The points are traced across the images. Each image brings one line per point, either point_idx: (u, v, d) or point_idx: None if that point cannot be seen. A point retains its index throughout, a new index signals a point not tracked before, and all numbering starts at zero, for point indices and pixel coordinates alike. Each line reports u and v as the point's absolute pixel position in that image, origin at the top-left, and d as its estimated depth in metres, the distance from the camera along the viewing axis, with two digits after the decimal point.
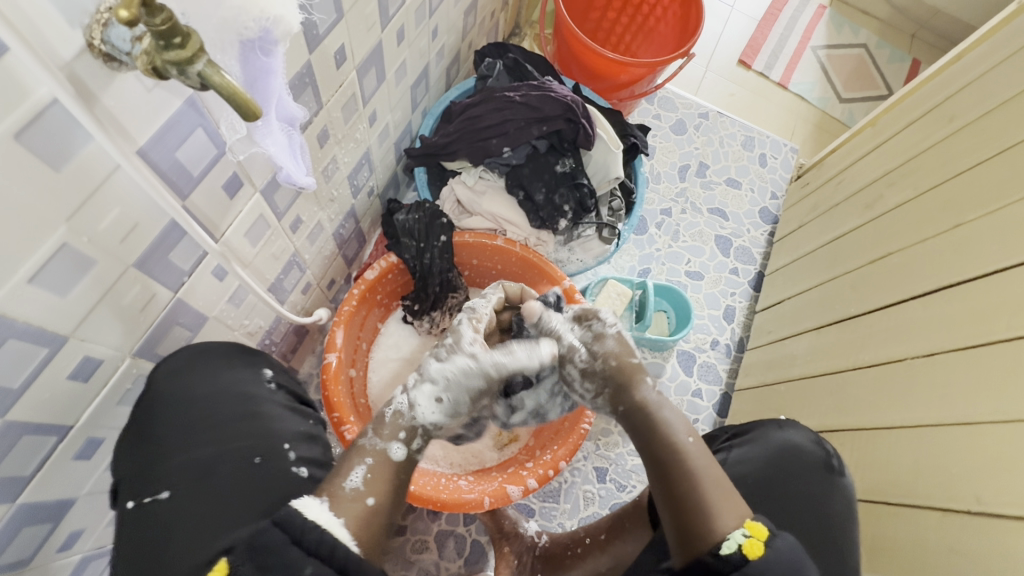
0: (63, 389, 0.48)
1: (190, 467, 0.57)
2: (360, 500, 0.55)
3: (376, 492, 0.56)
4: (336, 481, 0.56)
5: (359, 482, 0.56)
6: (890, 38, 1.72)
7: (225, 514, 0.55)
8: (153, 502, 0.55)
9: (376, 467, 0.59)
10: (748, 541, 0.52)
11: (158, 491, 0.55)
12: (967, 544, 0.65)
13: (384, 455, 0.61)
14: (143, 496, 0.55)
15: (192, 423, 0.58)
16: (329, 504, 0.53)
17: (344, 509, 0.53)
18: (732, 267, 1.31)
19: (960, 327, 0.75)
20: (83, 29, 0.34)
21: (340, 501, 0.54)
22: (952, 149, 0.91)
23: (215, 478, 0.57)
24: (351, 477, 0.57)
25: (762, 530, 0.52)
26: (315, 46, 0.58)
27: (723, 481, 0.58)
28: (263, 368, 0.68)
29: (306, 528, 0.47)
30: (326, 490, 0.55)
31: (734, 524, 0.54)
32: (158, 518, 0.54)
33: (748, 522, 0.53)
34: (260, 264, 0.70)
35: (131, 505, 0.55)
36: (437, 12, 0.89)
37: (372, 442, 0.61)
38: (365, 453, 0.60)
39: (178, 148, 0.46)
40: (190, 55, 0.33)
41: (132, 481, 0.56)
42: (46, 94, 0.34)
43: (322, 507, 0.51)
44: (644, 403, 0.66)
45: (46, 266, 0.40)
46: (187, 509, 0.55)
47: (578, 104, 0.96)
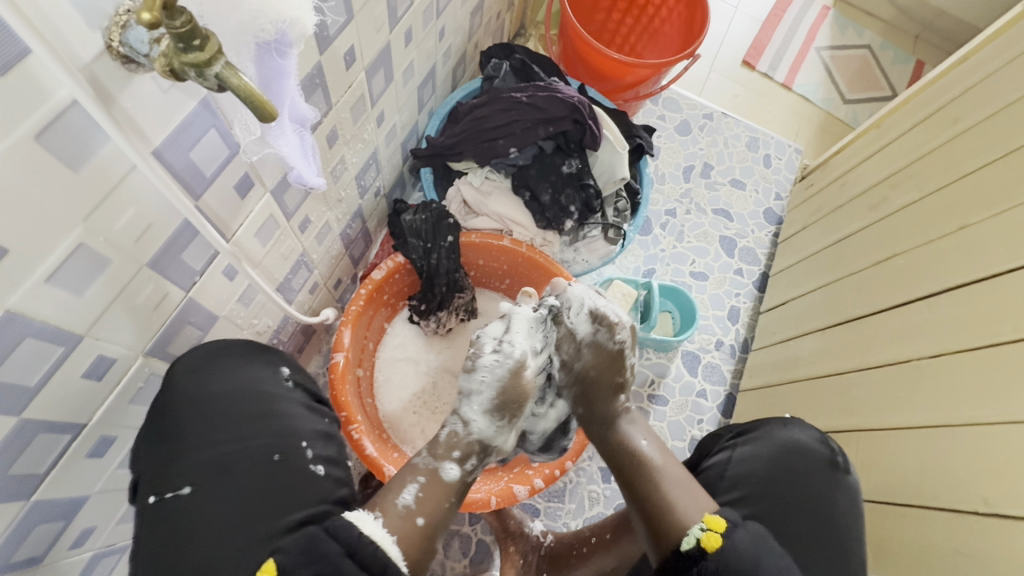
0: (77, 388, 0.48)
1: (210, 462, 0.56)
2: (411, 519, 0.59)
3: (426, 512, 0.60)
4: (387, 498, 0.60)
5: (411, 500, 0.60)
6: (894, 39, 1.72)
7: (246, 509, 0.55)
8: (172, 498, 0.55)
9: (428, 487, 0.62)
10: (706, 534, 0.59)
11: (177, 488, 0.55)
12: (973, 545, 0.65)
13: (436, 475, 0.64)
14: (164, 491, 0.55)
15: (206, 421, 0.58)
16: (381, 519, 0.57)
17: (396, 525, 0.57)
18: (737, 267, 1.31)
19: (966, 328, 0.75)
20: (101, 32, 0.35)
21: (391, 518, 0.58)
22: (958, 150, 0.91)
23: (236, 473, 0.56)
24: (403, 495, 0.61)
25: (720, 524, 0.59)
26: (325, 47, 0.58)
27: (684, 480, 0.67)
28: (280, 366, 0.67)
29: (361, 540, 0.51)
30: (377, 505, 0.59)
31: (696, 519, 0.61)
32: (179, 513, 0.54)
33: (708, 518, 0.60)
34: (269, 264, 0.71)
35: (151, 500, 0.55)
36: (444, 14, 0.90)
37: (426, 462, 0.65)
38: (418, 471, 0.64)
39: (191, 149, 0.46)
40: (208, 57, 0.33)
41: (153, 476, 0.56)
42: (66, 96, 0.34)
43: (375, 522, 0.55)
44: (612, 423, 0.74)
45: (62, 266, 0.41)
46: (207, 504, 0.54)
47: (584, 105, 0.96)
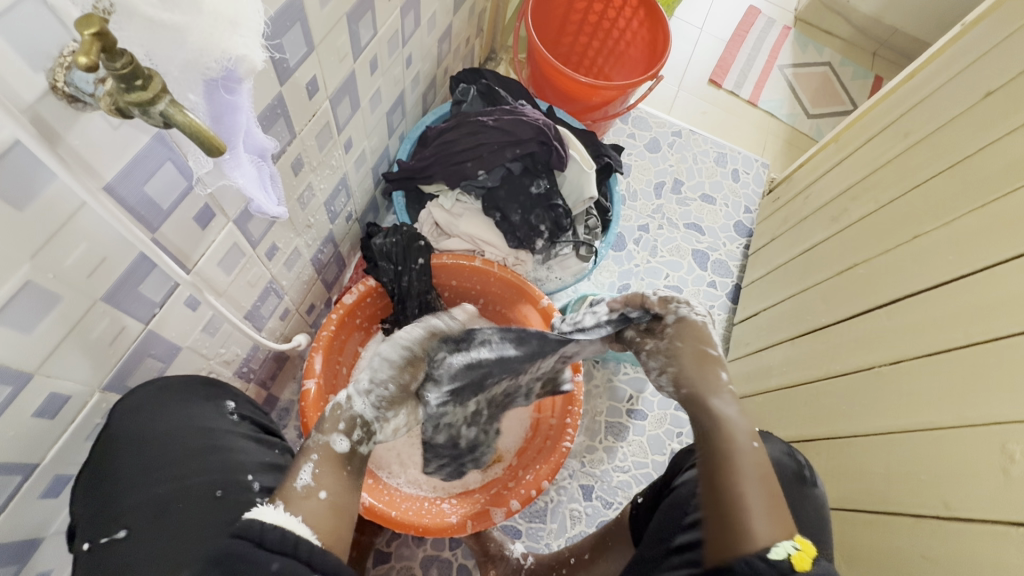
0: (28, 427, 0.47)
1: (150, 503, 0.55)
2: (312, 495, 0.54)
3: (327, 486, 0.56)
4: (286, 486, 0.54)
5: (308, 479, 0.55)
6: (853, 56, 1.79)
7: (185, 550, 0.53)
8: (107, 543, 0.53)
9: (323, 461, 0.58)
10: (798, 553, 0.48)
11: (113, 531, 0.54)
12: (936, 549, 0.66)
13: (328, 449, 0.60)
14: (99, 536, 0.54)
15: (149, 458, 0.57)
16: (283, 507, 0.51)
17: (302, 508, 0.52)
18: (710, 280, 1.33)
19: (924, 334, 0.78)
20: (46, 73, 0.35)
21: (293, 503, 0.52)
22: (910, 162, 0.94)
23: (174, 514, 0.55)
24: (300, 475, 0.56)
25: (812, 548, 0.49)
26: (286, 78, 0.59)
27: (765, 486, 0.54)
28: (225, 401, 0.67)
29: (266, 529, 0.47)
30: (279, 496, 0.53)
31: (785, 534, 0.49)
32: (118, 561, 0.52)
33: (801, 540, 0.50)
34: (234, 292, 0.70)
35: (86, 547, 0.53)
36: (410, 41, 0.92)
37: (316, 438, 0.61)
38: (310, 451, 0.59)
39: (146, 182, 0.47)
40: (152, 95, 0.34)
41: (90, 520, 0.54)
42: (8, 136, 0.35)
43: (278, 510, 0.50)
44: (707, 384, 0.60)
45: (8, 305, 0.40)
46: (145, 546, 0.53)
47: (549, 127, 0.98)
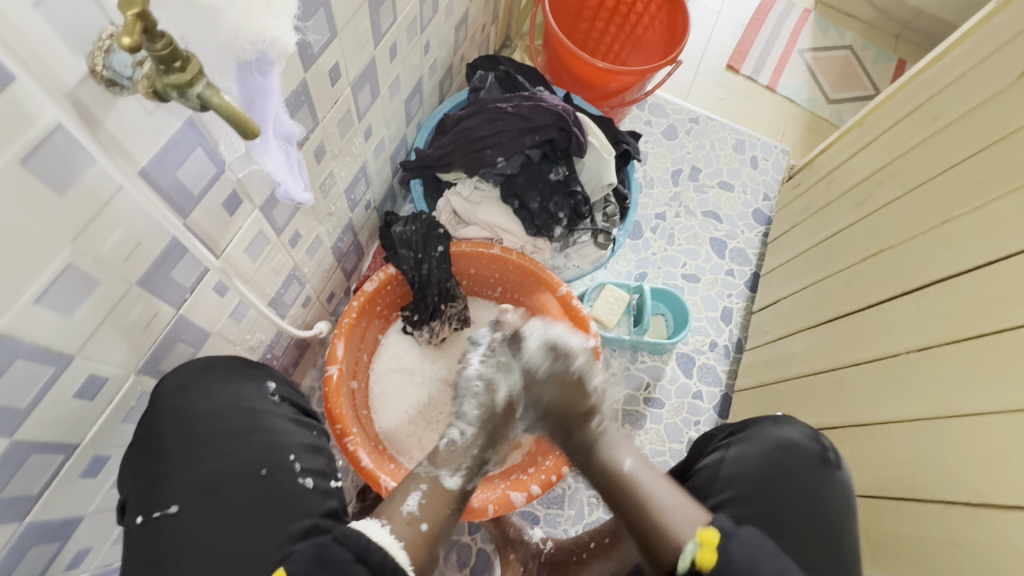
0: (69, 408, 0.49)
1: (197, 480, 0.57)
2: (415, 524, 0.62)
3: (428, 517, 0.64)
4: (392, 507, 0.64)
5: (414, 507, 0.64)
6: (875, 39, 1.75)
7: (234, 526, 0.55)
8: (160, 517, 0.55)
9: (430, 493, 0.67)
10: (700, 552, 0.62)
11: (165, 506, 0.55)
12: (966, 537, 0.65)
13: (438, 481, 0.69)
14: (152, 511, 0.55)
15: (198, 438, 0.58)
16: (388, 526, 0.60)
17: (401, 531, 0.60)
18: (728, 268, 1.32)
19: (951, 321, 0.76)
20: (86, 57, 0.36)
21: (397, 525, 0.61)
22: (937, 146, 0.92)
23: (221, 492, 0.57)
24: (405, 504, 0.64)
25: (711, 536, 0.63)
26: (310, 64, 0.59)
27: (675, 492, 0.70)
28: (267, 381, 0.67)
29: (368, 547, 0.54)
30: (384, 514, 0.63)
31: (688, 539, 0.64)
32: (170, 534, 0.54)
33: (700, 532, 0.64)
34: (260, 279, 0.71)
35: (139, 521, 0.55)
36: (429, 28, 0.91)
37: (426, 470, 0.70)
38: (420, 479, 0.68)
39: (178, 168, 0.47)
40: (190, 78, 0.34)
41: (142, 496, 0.56)
42: (50, 120, 0.35)
43: (383, 528, 0.58)
44: (594, 437, 0.79)
45: (51, 287, 0.41)
46: (197, 522, 0.55)
47: (569, 113, 0.98)
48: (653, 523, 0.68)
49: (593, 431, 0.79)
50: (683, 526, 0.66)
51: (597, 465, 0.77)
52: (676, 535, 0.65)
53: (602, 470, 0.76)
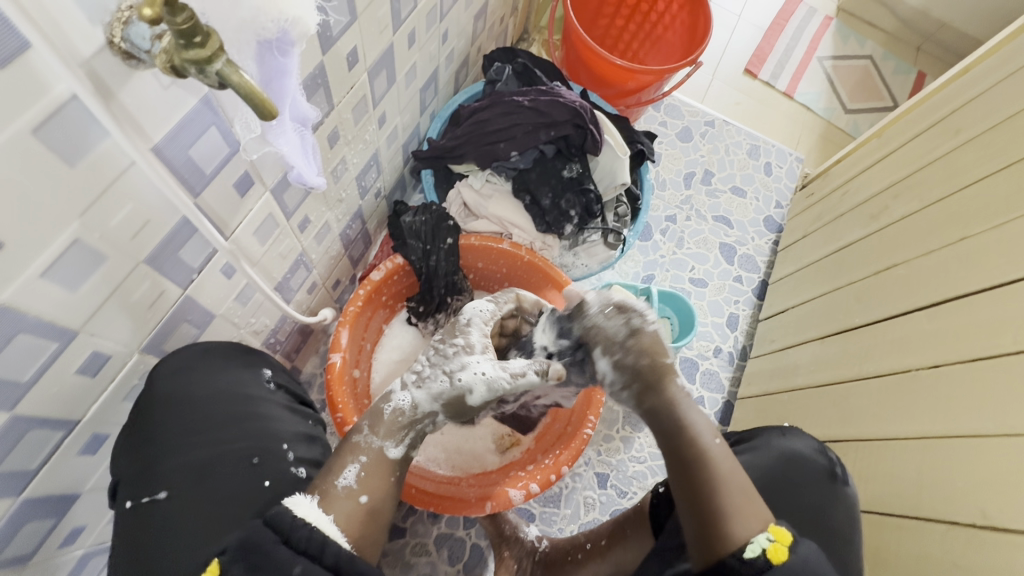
0: (71, 384, 0.48)
1: (189, 466, 0.56)
2: (354, 498, 0.56)
3: (369, 490, 0.57)
4: (327, 481, 0.57)
5: (351, 480, 0.57)
6: (896, 50, 1.72)
7: (228, 514, 0.54)
8: (150, 502, 0.54)
9: (370, 466, 0.59)
10: (773, 545, 0.51)
11: (155, 491, 0.55)
12: (969, 558, 0.65)
13: (379, 454, 0.61)
14: (142, 495, 0.55)
15: (190, 423, 0.58)
16: (319, 503, 0.54)
17: (336, 507, 0.54)
18: (736, 275, 1.31)
19: (967, 339, 0.75)
20: (103, 27, 0.35)
21: (332, 500, 0.55)
22: (960, 161, 0.91)
23: (216, 477, 0.56)
24: (342, 474, 0.58)
25: (787, 536, 0.52)
26: (328, 47, 0.58)
27: (747, 491, 0.56)
28: (262, 369, 0.68)
29: (295, 525, 0.48)
30: (318, 489, 0.56)
31: (759, 528, 0.53)
32: (156, 517, 0.54)
33: (773, 527, 0.53)
34: (267, 263, 0.70)
35: (129, 505, 0.55)
36: (448, 16, 0.90)
37: (367, 440, 0.62)
38: (359, 451, 0.60)
39: (190, 146, 0.46)
40: (210, 54, 0.33)
41: (131, 480, 0.55)
42: (64, 90, 0.34)
43: (311, 504, 0.52)
44: (671, 403, 0.64)
45: (59, 260, 0.41)
46: (186, 505, 0.54)
47: (586, 110, 0.97)
48: (722, 505, 0.55)
49: (672, 394, 0.65)
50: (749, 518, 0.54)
51: (676, 429, 0.62)
52: (738, 527, 0.53)
53: (679, 426, 0.62)
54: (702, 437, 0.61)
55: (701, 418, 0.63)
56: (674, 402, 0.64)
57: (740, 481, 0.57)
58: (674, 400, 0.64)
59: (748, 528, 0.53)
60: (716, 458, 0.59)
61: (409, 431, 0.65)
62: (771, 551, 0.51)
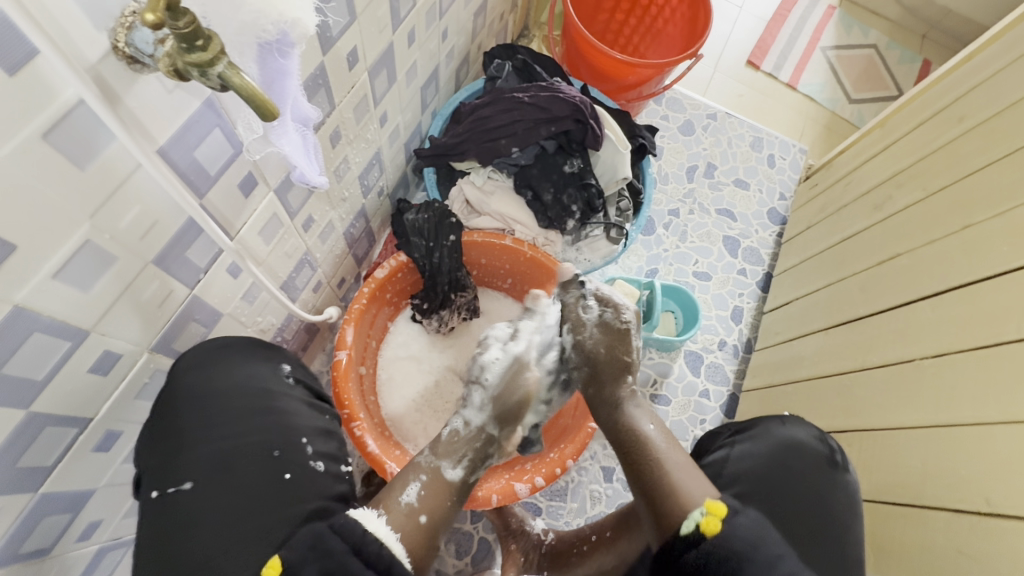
0: (84, 382, 0.49)
1: (214, 457, 0.57)
2: (413, 516, 0.60)
3: (428, 509, 0.62)
4: (390, 498, 0.62)
5: (413, 498, 0.62)
6: (900, 38, 1.71)
7: (252, 504, 0.56)
8: (174, 493, 0.56)
9: (430, 485, 0.65)
10: (706, 518, 0.59)
11: (178, 482, 0.56)
12: (973, 546, 0.65)
13: (438, 474, 0.67)
14: (166, 486, 0.56)
15: (211, 415, 0.59)
16: (385, 516, 0.58)
17: (399, 522, 0.59)
18: (740, 267, 1.30)
19: (971, 328, 0.75)
20: (108, 33, 0.36)
21: (395, 515, 0.59)
22: (964, 149, 0.90)
23: (239, 469, 0.57)
24: (405, 493, 0.63)
25: (720, 509, 0.59)
26: (328, 48, 0.59)
27: (689, 467, 0.66)
28: (280, 363, 0.68)
29: (365, 538, 0.52)
30: (382, 504, 0.61)
31: (697, 505, 0.61)
32: (181, 508, 0.55)
33: (709, 503, 0.60)
34: (272, 262, 0.72)
35: (155, 495, 0.56)
36: (447, 14, 0.90)
37: (428, 460, 0.68)
38: (420, 470, 0.66)
39: (196, 148, 0.47)
40: (212, 57, 0.34)
41: (155, 471, 0.57)
42: (72, 95, 0.35)
43: (379, 520, 0.57)
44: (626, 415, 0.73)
45: (70, 261, 0.42)
46: (211, 497, 0.55)
47: (586, 105, 0.97)
48: (663, 485, 0.64)
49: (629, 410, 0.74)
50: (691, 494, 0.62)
51: (622, 425, 0.73)
52: (679, 501, 0.62)
53: (630, 434, 0.72)
54: (645, 431, 0.71)
55: (647, 420, 0.73)
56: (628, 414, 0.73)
57: (680, 458, 0.67)
58: (640, 428, 0.72)
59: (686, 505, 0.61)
60: (658, 444, 0.69)
61: (467, 454, 0.70)
62: (704, 524, 0.59)
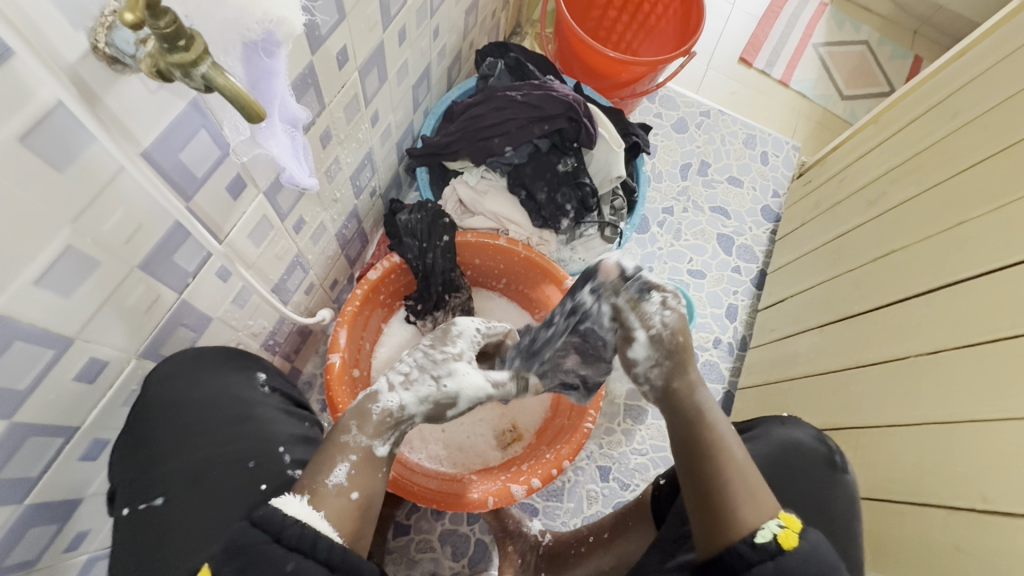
0: (68, 390, 0.48)
1: (186, 469, 0.57)
2: (344, 496, 0.52)
3: (361, 487, 0.53)
4: (317, 478, 0.53)
5: (342, 477, 0.53)
6: (891, 35, 1.71)
7: (223, 517, 0.54)
8: (146, 508, 0.55)
9: (361, 462, 0.55)
10: (783, 531, 0.51)
11: (150, 498, 0.55)
12: (970, 543, 0.65)
13: (368, 450, 0.56)
14: (138, 502, 0.55)
15: (183, 427, 0.58)
16: (308, 500, 0.51)
17: (327, 504, 0.51)
18: (735, 265, 1.30)
19: (965, 325, 0.75)
20: (86, 33, 0.34)
21: (323, 498, 0.51)
22: (957, 145, 0.90)
23: (211, 480, 0.56)
24: (334, 473, 0.54)
25: (796, 522, 0.52)
26: (318, 46, 0.58)
27: (757, 474, 0.56)
28: (256, 372, 0.68)
29: (286, 523, 0.47)
30: (308, 486, 0.53)
31: (768, 515, 0.53)
32: (153, 524, 0.54)
33: (783, 515, 0.53)
34: (263, 265, 0.70)
35: (126, 512, 0.55)
36: (438, 12, 0.89)
37: (356, 439, 0.56)
38: (347, 449, 0.55)
39: (180, 150, 0.46)
40: (194, 57, 0.33)
41: (127, 487, 0.56)
42: (49, 96, 0.34)
43: (301, 502, 0.50)
44: (682, 386, 0.62)
45: (51, 268, 0.41)
46: (181, 512, 0.54)
47: (580, 103, 0.96)
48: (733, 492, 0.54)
49: (682, 379, 0.63)
50: (762, 505, 0.54)
51: (686, 412, 0.60)
52: (751, 514, 0.53)
53: (688, 415, 0.60)
54: (709, 418, 0.59)
55: (709, 400, 0.61)
56: (689, 385, 0.62)
57: (750, 463, 0.57)
58: (688, 382, 0.62)
59: (759, 515, 0.53)
60: (729, 446, 0.58)
61: (394, 431, 0.59)
62: (782, 537, 0.51)
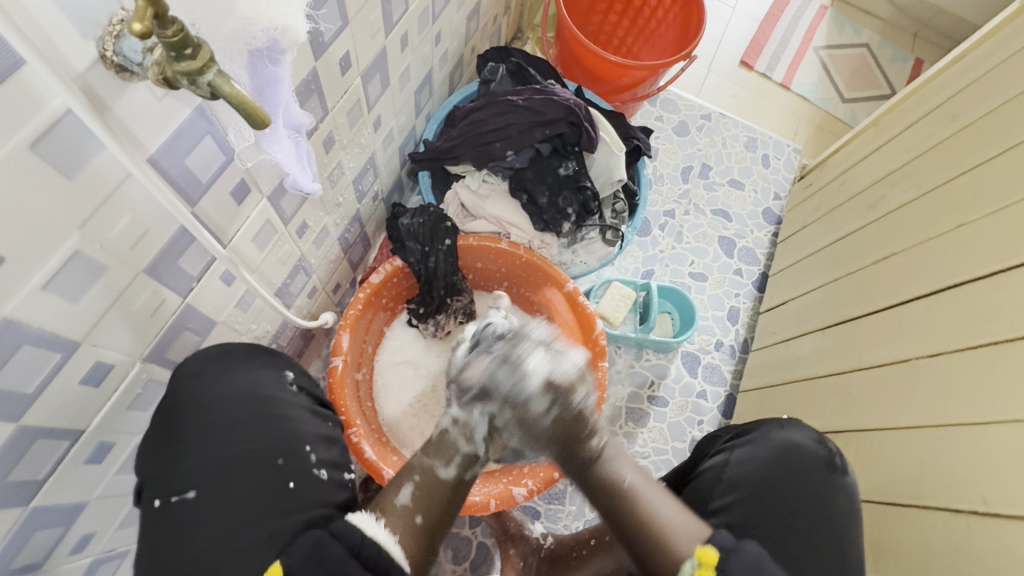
0: (75, 394, 0.49)
1: (216, 466, 0.58)
2: (410, 518, 0.59)
3: (422, 508, 0.61)
4: (385, 500, 0.61)
5: (407, 498, 0.60)
6: (892, 37, 1.72)
7: (254, 516, 0.57)
8: (178, 501, 0.56)
9: (422, 483, 0.62)
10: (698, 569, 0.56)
11: (182, 491, 0.56)
12: (971, 546, 0.65)
13: (428, 471, 0.63)
14: (170, 495, 0.56)
15: (215, 424, 0.59)
16: (382, 520, 0.58)
17: (396, 524, 0.58)
18: (736, 268, 1.31)
19: (965, 327, 0.75)
20: (95, 41, 0.35)
21: (391, 518, 0.59)
22: (957, 148, 0.90)
23: (239, 479, 0.58)
24: (399, 493, 0.61)
25: (710, 556, 0.56)
26: (320, 53, 0.58)
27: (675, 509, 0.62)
28: (284, 369, 0.68)
29: (362, 542, 0.54)
30: (378, 507, 0.60)
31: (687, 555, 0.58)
32: (185, 517, 0.55)
33: (699, 550, 0.57)
34: (266, 269, 0.71)
35: (157, 503, 0.56)
36: (440, 18, 0.90)
37: (420, 460, 0.65)
38: (413, 469, 0.63)
39: (186, 156, 0.47)
40: (201, 65, 0.33)
41: (157, 480, 0.57)
42: (59, 105, 0.35)
43: (376, 524, 0.57)
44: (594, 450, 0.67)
45: (59, 273, 0.41)
46: (212, 508, 0.56)
47: (580, 107, 0.97)
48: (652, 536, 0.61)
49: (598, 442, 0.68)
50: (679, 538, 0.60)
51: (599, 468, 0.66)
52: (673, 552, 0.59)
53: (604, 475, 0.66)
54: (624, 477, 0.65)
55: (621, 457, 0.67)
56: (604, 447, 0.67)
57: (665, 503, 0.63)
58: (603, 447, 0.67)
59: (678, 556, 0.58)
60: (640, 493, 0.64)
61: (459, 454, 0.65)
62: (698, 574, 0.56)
